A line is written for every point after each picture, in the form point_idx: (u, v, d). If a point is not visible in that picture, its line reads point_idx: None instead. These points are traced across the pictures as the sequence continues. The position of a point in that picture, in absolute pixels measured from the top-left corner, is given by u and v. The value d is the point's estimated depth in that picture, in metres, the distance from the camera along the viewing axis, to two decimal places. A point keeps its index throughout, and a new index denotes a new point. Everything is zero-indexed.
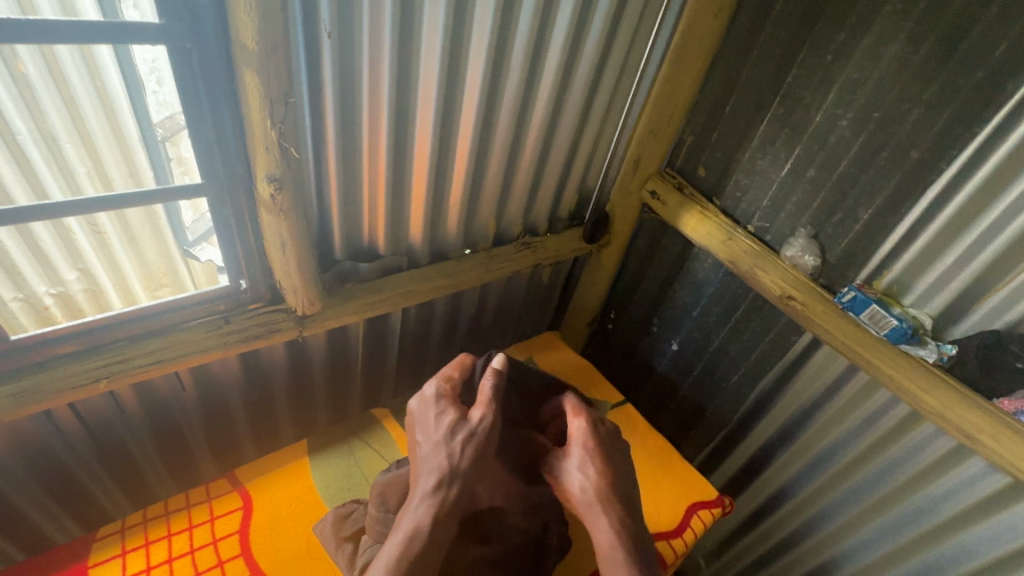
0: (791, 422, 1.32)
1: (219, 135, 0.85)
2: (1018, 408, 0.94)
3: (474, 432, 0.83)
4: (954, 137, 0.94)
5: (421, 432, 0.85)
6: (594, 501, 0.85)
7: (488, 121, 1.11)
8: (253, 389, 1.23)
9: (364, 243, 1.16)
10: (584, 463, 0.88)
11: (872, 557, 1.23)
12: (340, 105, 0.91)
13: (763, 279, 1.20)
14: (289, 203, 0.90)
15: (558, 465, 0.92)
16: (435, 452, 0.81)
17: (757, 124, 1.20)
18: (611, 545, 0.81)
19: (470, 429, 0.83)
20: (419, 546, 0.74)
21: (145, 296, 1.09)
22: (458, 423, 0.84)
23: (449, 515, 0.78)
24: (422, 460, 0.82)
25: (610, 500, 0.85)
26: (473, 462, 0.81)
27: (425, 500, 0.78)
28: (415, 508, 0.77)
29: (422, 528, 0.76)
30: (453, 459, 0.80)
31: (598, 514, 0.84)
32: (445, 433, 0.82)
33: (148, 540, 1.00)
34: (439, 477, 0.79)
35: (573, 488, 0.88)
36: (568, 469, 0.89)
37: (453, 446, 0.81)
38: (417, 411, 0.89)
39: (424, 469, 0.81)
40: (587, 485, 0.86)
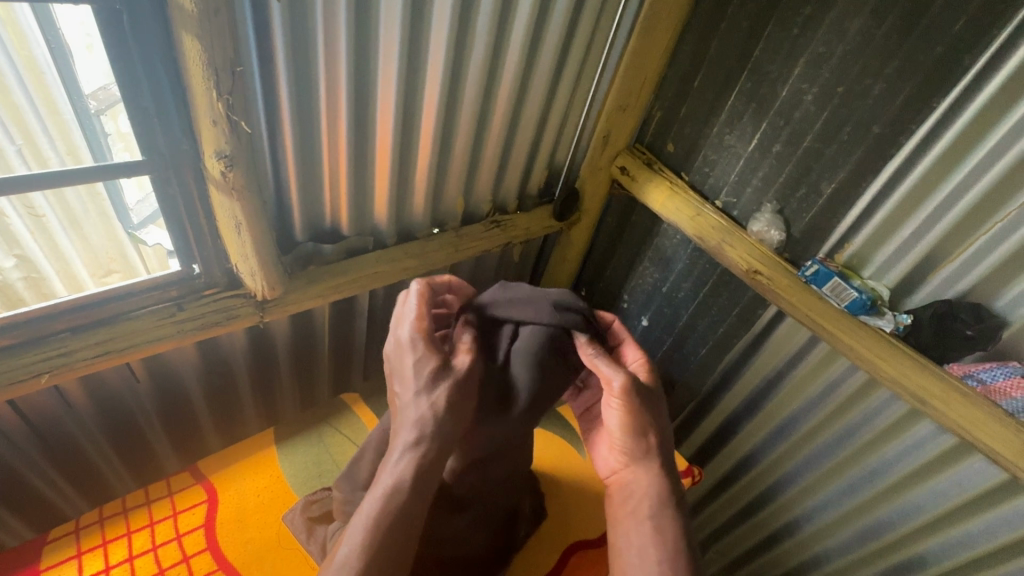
0: (756, 393, 1.36)
1: (159, 108, 0.78)
2: (966, 372, 1.01)
3: (454, 379, 0.77)
4: (913, 112, 0.96)
5: (399, 382, 0.79)
6: (650, 444, 0.83)
7: (453, 95, 1.06)
8: (214, 378, 1.18)
9: (326, 223, 1.11)
10: (651, 395, 0.85)
11: (831, 516, 1.30)
12: (293, 76, 0.86)
13: (730, 254, 1.21)
14: (241, 181, 0.84)
15: (634, 391, 0.82)
16: (414, 404, 0.75)
17: (725, 99, 1.20)
18: (659, 493, 0.80)
19: (450, 377, 0.77)
20: (397, 505, 0.71)
21: (92, 284, 0.99)
22: (438, 376, 0.77)
23: (430, 469, 0.74)
24: (401, 412, 0.77)
25: (663, 447, 0.84)
26: (452, 414, 0.77)
27: (405, 455, 0.74)
28: (395, 463, 0.74)
29: (403, 485, 0.72)
30: (435, 410, 0.75)
31: (650, 459, 0.82)
32: (423, 384, 0.76)
33: (105, 540, 0.95)
34: (421, 431, 0.75)
35: (645, 422, 0.82)
36: (642, 397, 0.82)
37: (433, 397, 0.75)
38: (393, 357, 0.80)
39: (404, 421, 0.76)
40: (656, 423, 0.84)
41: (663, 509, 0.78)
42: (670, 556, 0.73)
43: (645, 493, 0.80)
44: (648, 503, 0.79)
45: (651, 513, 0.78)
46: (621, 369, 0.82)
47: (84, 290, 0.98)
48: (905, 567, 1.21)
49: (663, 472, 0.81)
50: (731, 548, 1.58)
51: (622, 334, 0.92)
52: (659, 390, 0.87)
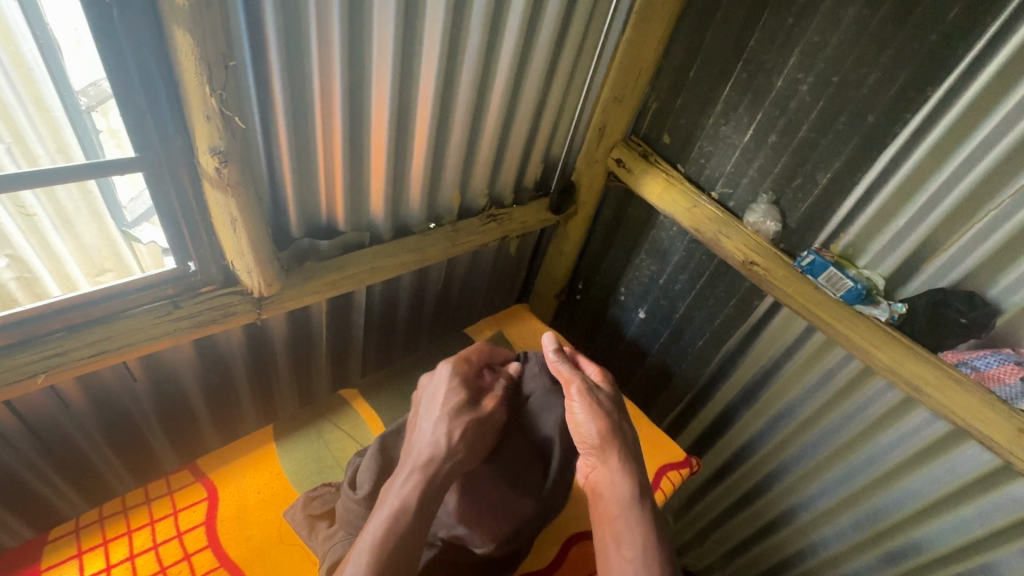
0: (753, 383, 1.37)
1: (151, 104, 0.77)
2: (960, 360, 1.01)
3: (475, 416, 0.87)
4: (909, 101, 0.96)
5: (426, 407, 0.89)
6: (616, 442, 0.88)
7: (448, 89, 1.06)
8: (212, 375, 1.17)
9: (323, 218, 1.10)
10: (613, 401, 0.94)
11: (827, 503, 1.32)
12: (287, 72, 0.85)
13: (727, 246, 1.22)
14: (236, 177, 0.83)
15: (591, 392, 0.93)
16: (434, 427, 0.84)
17: (721, 89, 1.19)
18: (629, 490, 0.83)
19: (472, 413, 0.87)
20: (403, 524, 0.75)
21: (86, 283, 0.99)
22: (462, 407, 0.88)
23: (433, 495, 0.79)
24: (418, 435, 0.85)
25: (631, 447, 0.89)
26: (466, 445, 0.84)
27: (413, 474, 0.79)
28: (403, 483, 0.78)
29: (409, 505, 0.76)
30: (450, 438, 0.83)
31: (619, 454, 0.87)
32: (447, 412, 0.86)
33: (106, 539, 0.95)
34: (432, 455, 0.81)
35: (604, 417, 0.90)
36: (601, 403, 0.92)
37: (452, 425, 0.85)
38: (427, 387, 0.93)
39: (420, 442, 0.84)
40: (619, 423, 0.91)
41: (632, 506, 0.81)
42: (642, 552, 0.77)
43: (615, 493, 0.83)
44: (618, 501, 0.82)
45: (621, 511, 0.81)
46: (578, 376, 0.95)
47: (78, 290, 0.97)
48: (900, 552, 1.22)
49: (632, 471, 0.86)
50: (728, 537, 1.59)
51: (582, 354, 1.04)
52: (621, 399, 0.96)
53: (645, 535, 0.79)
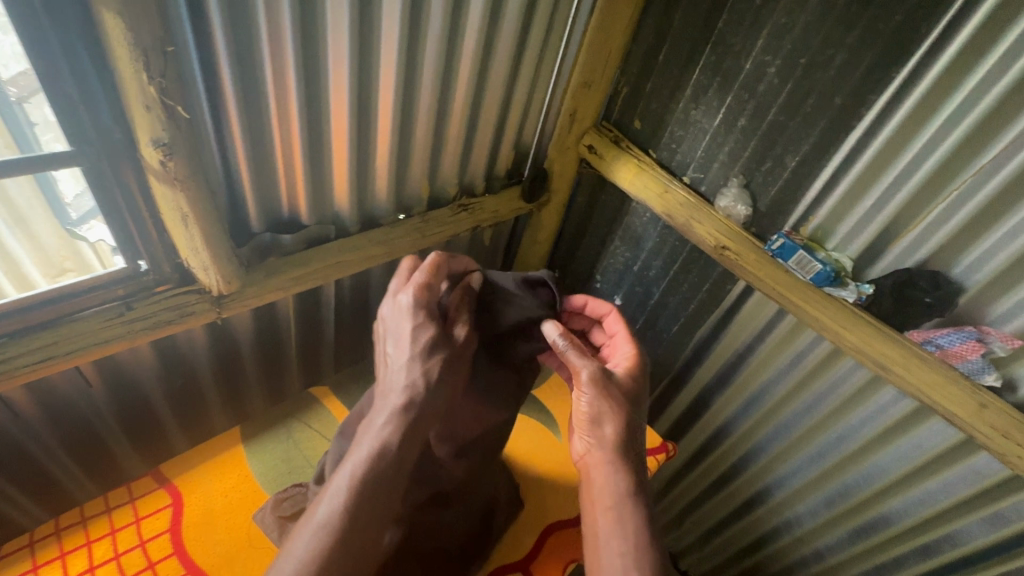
0: (726, 367, 1.38)
1: (84, 93, 0.72)
2: (925, 338, 1.03)
3: (449, 349, 0.80)
4: (873, 83, 0.96)
5: (393, 343, 0.79)
6: (622, 437, 0.82)
7: (411, 75, 1.02)
8: (175, 377, 1.13)
9: (284, 212, 1.07)
10: (627, 390, 0.86)
11: (800, 482, 1.34)
12: (235, 58, 0.81)
13: (698, 230, 1.21)
14: (184, 170, 0.78)
15: (602, 382, 0.84)
16: (407, 366, 0.75)
17: (690, 73, 1.18)
18: (620, 485, 0.78)
19: (447, 347, 0.79)
20: (383, 469, 0.68)
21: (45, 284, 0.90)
22: (434, 340, 0.78)
23: (415, 435, 0.73)
24: (390, 372, 0.76)
25: (632, 442, 0.83)
26: (443, 381, 0.77)
27: (393, 418, 0.71)
28: (383, 423, 0.71)
29: (390, 448, 0.70)
30: (428, 374, 0.76)
31: (621, 450, 0.81)
32: (421, 348, 0.77)
33: (63, 551, 0.92)
34: (411, 395, 0.74)
35: (613, 412, 0.83)
36: (615, 393, 0.84)
37: (429, 363, 0.77)
38: (389, 321, 0.81)
39: (394, 382, 0.75)
40: (627, 416, 0.83)
41: (628, 504, 0.76)
42: (634, 550, 0.72)
43: (607, 484, 0.79)
44: (612, 496, 0.77)
45: (613, 505, 0.77)
46: (590, 363, 0.84)
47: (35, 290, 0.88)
48: (870, 526, 1.26)
49: (628, 466, 0.80)
50: (706, 518, 1.62)
51: (614, 318, 1.00)
52: (636, 389, 0.88)
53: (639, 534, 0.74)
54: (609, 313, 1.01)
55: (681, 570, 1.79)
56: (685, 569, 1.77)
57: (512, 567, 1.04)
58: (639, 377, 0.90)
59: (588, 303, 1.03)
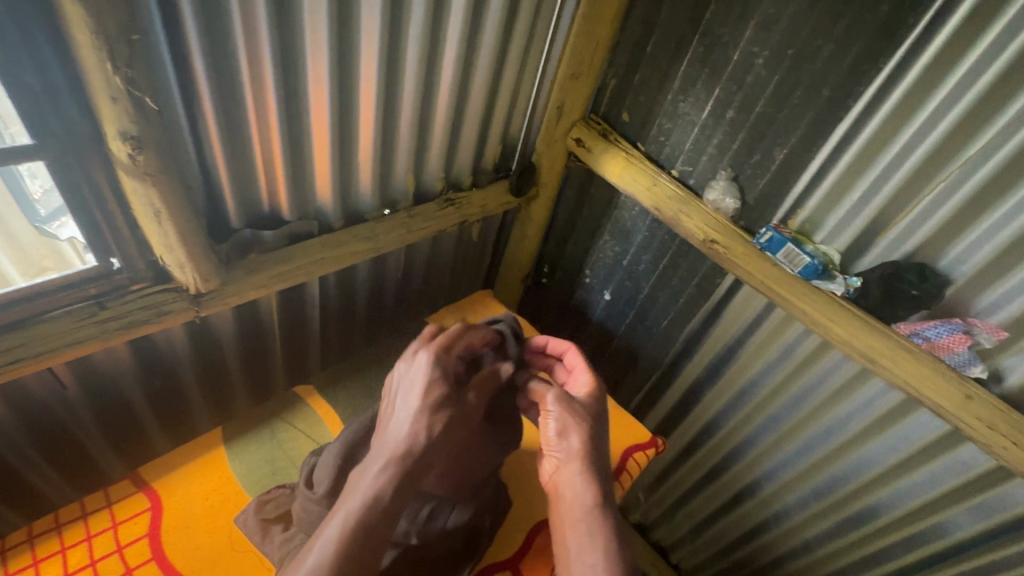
0: (716, 361, 1.37)
1: (46, 85, 0.69)
2: (913, 331, 1.03)
3: (456, 409, 0.82)
4: (861, 73, 0.95)
5: (402, 398, 0.82)
6: (590, 454, 0.86)
7: (394, 66, 1.00)
8: (154, 378, 1.11)
9: (265, 208, 1.04)
10: (592, 409, 0.91)
11: (789, 475, 1.35)
12: (207, 48, 0.78)
13: (687, 224, 1.20)
14: (155, 165, 0.75)
15: (567, 401, 0.90)
16: (412, 420, 0.79)
17: (678, 65, 1.17)
18: (590, 498, 0.82)
19: (453, 408, 0.82)
20: (371, 520, 0.73)
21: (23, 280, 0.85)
22: (444, 401, 0.82)
23: (405, 487, 0.77)
24: (395, 425, 0.80)
25: (601, 457, 0.87)
26: (444, 440, 0.80)
27: (387, 467, 0.76)
28: (377, 474, 0.76)
29: (380, 498, 0.74)
30: (430, 432, 0.79)
31: (586, 463, 0.85)
32: (429, 404, 0.80)
33: (37, 559, 0.89)
34: (409, 448, 0.77)
35: (577, 430, 0.87)
36: (579, 410, 0.89)
37: (434, 419, 0.80)
38: (403, 375, 0.85)
39: (397, 434, 0.79)
40: (593, 433, 0.88)
41: (592, 515, 0.81)
42: (602, 558, 0.76)
43: (577, 499, 0.83)
44: (580, 508, 0.82)
45: (579, 519, 0.81)
46: (551, 387, 0.92)
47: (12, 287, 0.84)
48: (859, 518, 1.26)
49: (596, 480, 0.84)
50: (697, 511, 1.62)
51: (572, 353, 1.01)
52: (602, 409, 0.92)
53: (604, 543, 0.78)
54: (569, 350, 1.02)
55: (671, 563, 1.79)
56: (676, 562, 1.77)
57: (502, 565, 1.03)
58: (601, 397, 0.94)
59: (548, 342, 1.03)
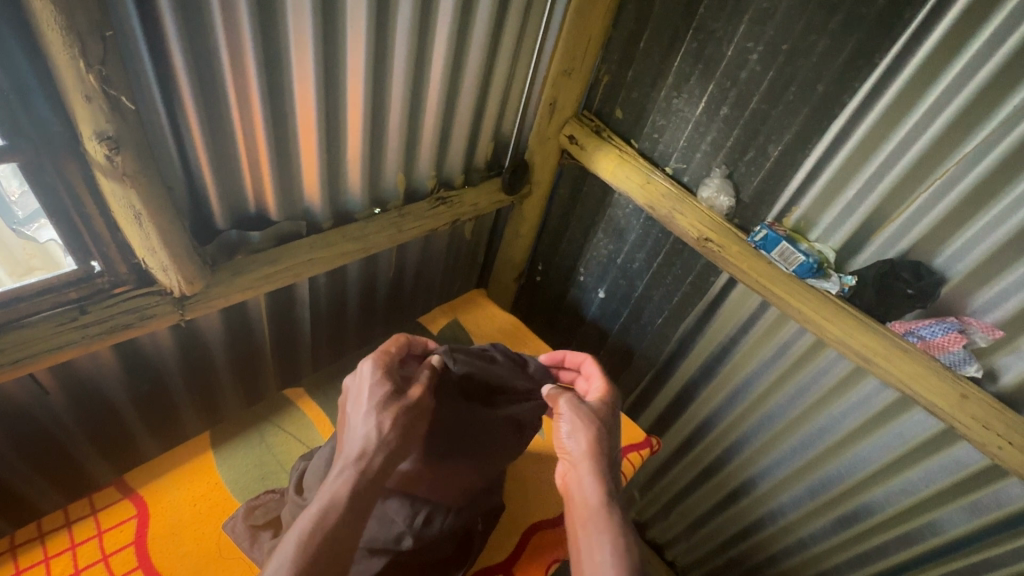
0: (710, 359, 1.36)
1: (16, 83, 0.67)
2: (908, 329, 1.02)
3: (404, 405, 0.82)
4: (856, 69, 0.94)
5: (352, 404, 0.83)
6: (597, 456, 0.84)
7: (382, 62, 0.98)
8: (141, 382, 1.09)
9: (251, 208, 1.02)
10: (600, 412, 0.90)
11: (784, 473, 1.34)
12: (187, 45, 0.76)
13: (681, 222, 1.19)
14: (133, 166, 0.73)
15: (576, 406, 0.90)
16: (362, 422, 0.79)
17: (672, 60, 1.15)
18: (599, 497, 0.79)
19: (402, 403, 0.81)
20: (333, 522, 0.70)
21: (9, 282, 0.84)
22: (390, 399, 0.82)
23: (368, 489, 0.75)
24: (349, 430, 0.80)
25: (609, 459, 0.85)
26: (398, 435, 0.80)
27: (346, 470, 0.75)
28: (335, 476, 0.74)
29: (341, 500, 0.72)
30: (381, 429, 0.79)
31: (594, 464, 0.83)
32: (376, 403, 0.80)
33: (19, 569, 0.88)
34: (364, 449, 0.77)
35: (586, 432, 0.86)
36: (586, 412, 0.89)
37: (382, 417, 0.80)
38: (352, 384, 0.86)
39: (351, 438, 0.79)
40: (601, 437, 0.86)
41: (601, 514, 0.77)
42: (613, 556, 0.72)
43: (585, 499, 0.80)
44: (586, 508, 0.79)
45: (588, 518, 0.78)
46: (566, 392, 0.93)
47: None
48: (853, 515, 1.26)
49: (604, 480, 0.81)
50: (692, 509, 1.62)
51: (588, 363, 1.03)
52: (613, 416, 0.92)
53: (613, 543, 0.74)
54: (583, 360, 1.05)
55: (667, 560, 1.78)
56: (671, 559, 1.76)
57: (494, 568, 1.02)
58: (614, 405, 0.93)
59: (566, 355, 1.07)
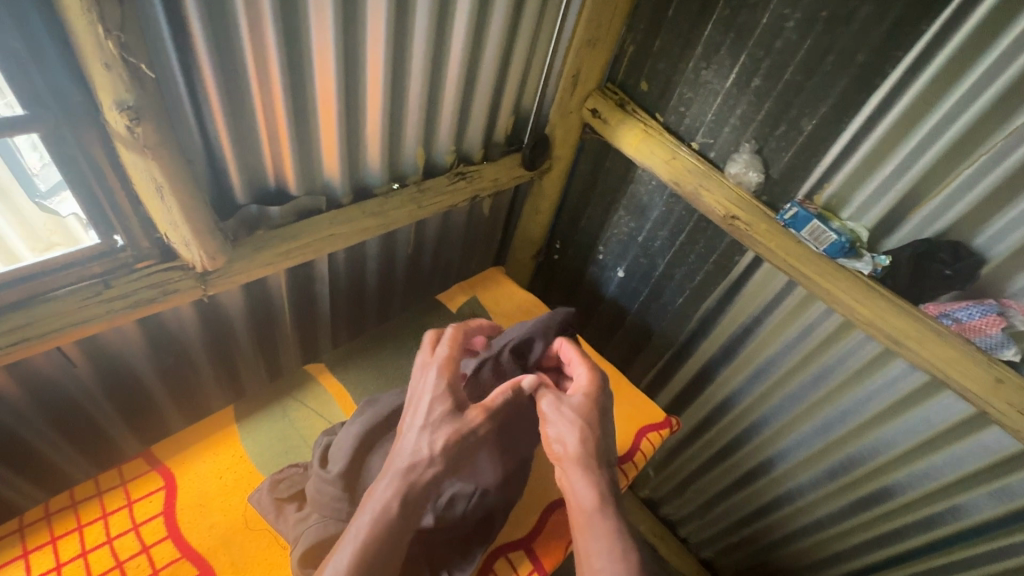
0: (732, 340, 1.34)
1: (33, 52, 0.66)
2: (942, 312, 0.98)
3: (459, 427, 0.85)
4: (901, 37, 0.89)
5: (411, 412, 0.87)
6: (585, 455, 0.87)
7: (401, 32, 0.94)
8: (165, 356, 1.10)
9: (271, 182, 1.01)
10: (582, 410, 0.92)
11: (804, 454, 1.33)
12: (206, 14, 0.73)
13: (707, 199, 1.15)
14: (154, 138, 0.72)
15: (559, 405, 0.93)
16: (417, 437, 0.84)
17: (702, 29, 1.10)
18: (595, 496, 0.85)
19: (457, 426, 0.85)
20: (382, 530, 0.78)
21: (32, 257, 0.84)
22: (447, 417, 0.85)
23: (414, 498, 0.82)
24: (404, 440, 0.85)
25: (599, 455, 0.88)
26: (447, 457, 0.84)
27: (395, 481, 0.81)
28: (385, 486, 0.81)
29: (390, 510, 0.79)
30: (434, 448, 0.83)
31: (582, 466, 0.87)
32: (432, 421, 0.84)
33: (54, 536, 0.90)
34: (414, 464, 0.82)
35: (567, 432, 0.89)
36: (568, 413, 0.91)
37: (434, 438, 0.84)
38: (415, 387, 0.90)
39: (406, 449, 0.84)
40: (584, 433, 0.89)
41: (595, 515, 0.83)
42: (611, 559, 0.78)
43: (577, 500, 0.85)
44: (581, 510, 0.84)
45: (585, 521, 0.83)
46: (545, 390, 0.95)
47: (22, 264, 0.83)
48: (873, 498, 1.25)
49: (597, 480, 0.86)
50: (707, 488, 1.62)
51: (566, 347, 1.04)
52: (597, 406, 0.93)
53: (609, 538, 0.81)
54: (562, 344, 1.05)
55: (680, 537, 1.79)
56: (684, 536, 1.78)
57: (514, 545, 1.02)
58: (596, 397, 0.94)
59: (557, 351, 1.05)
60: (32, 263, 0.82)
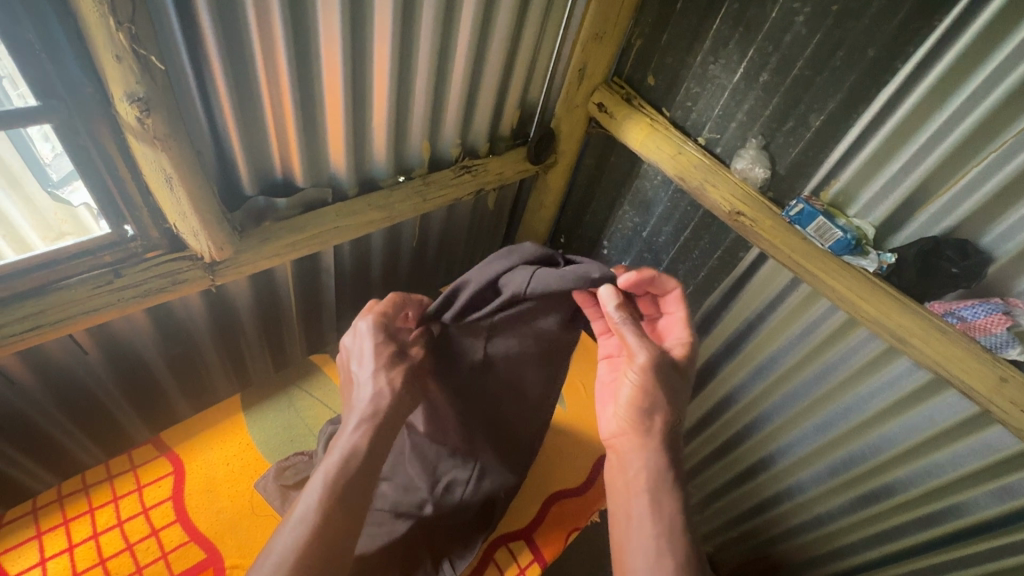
0: (735, 336, 1.34)
1: (47, 44, 0.67)
2: (946, 310, 0.98)
3: (408, 365, 0.83)
4: (911, 33, 0.88)
5: (356, 362, 0.83)
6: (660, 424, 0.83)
7: (409, 26, 0.94)
8: (174, 345, 1.11)
9: (278, 174, 1.02)
10: (674, 367, 0.85)
11: (805, 450, 1.33)
12: (216, 8, 0.74)
13: (713, 195, 1.14)
14: (164, 130, 0.73)
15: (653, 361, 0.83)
16: (371, 379, 0.80)
17: (710, 23, 1.09)
18: (650, 471, 0.79)
19: (405, 361, 0.83)
20: (352, 469, 0.72)
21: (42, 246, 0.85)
22: (396, 356, 0.83)
23: (382, 435, 0.76)
24: (356, 388, 0.80)
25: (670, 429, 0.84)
26: (406, 389, 0.81)
27: (361, 423, 0.76)
28: (352, 429, 0.75)
29: (360, 448, 0.74)
30: (389, 385, 0.80)
31: (657, 434, 0.82)
32: (382, 363, 0.81)
33: (67, 518, 0.92)
34: (376, 406, 0.78)
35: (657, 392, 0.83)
36: (662, 371, 0.84)
37: (390, 375, 0.81)
38: (351, 345, 0.86)
39: (360, 393, 0.80)
40: (664, 399, 0.84)
41: (660, 490, 0.78)
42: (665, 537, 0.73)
43: (640, 469, 0.79)
44: (644, 481, 0.78)
45: (641, 491, 0.78)
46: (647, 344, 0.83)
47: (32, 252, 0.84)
48: (874, 495, 1.25)
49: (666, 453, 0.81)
50: (708, 483, 1.63)
51: (671, 296, 0.88)
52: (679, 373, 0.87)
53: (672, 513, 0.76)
54: (671, 292, 0.88)
55: None
56: None
57: (513, 535, 1.03)
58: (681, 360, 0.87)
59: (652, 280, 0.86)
60: (43, 252, 0.84)
